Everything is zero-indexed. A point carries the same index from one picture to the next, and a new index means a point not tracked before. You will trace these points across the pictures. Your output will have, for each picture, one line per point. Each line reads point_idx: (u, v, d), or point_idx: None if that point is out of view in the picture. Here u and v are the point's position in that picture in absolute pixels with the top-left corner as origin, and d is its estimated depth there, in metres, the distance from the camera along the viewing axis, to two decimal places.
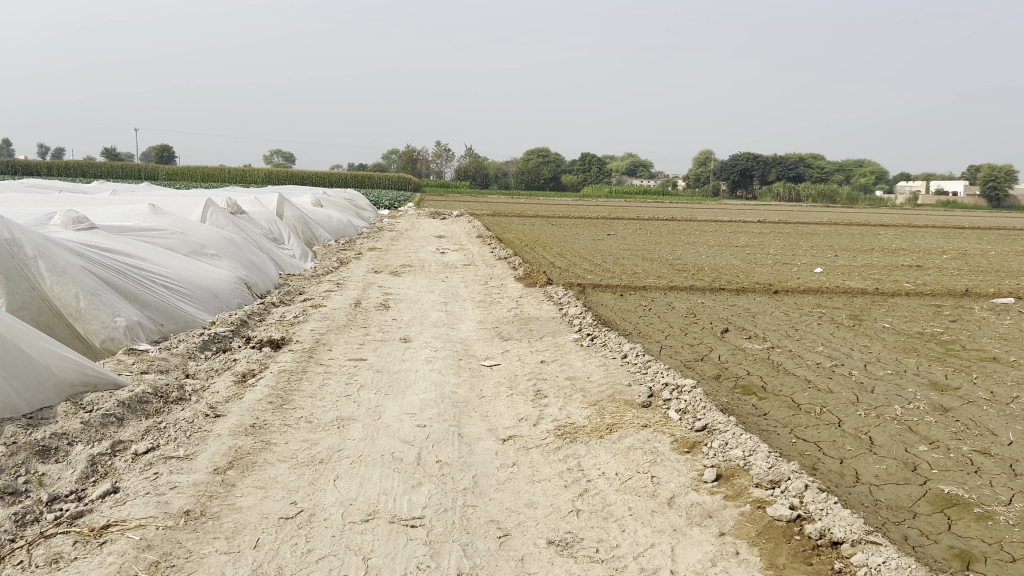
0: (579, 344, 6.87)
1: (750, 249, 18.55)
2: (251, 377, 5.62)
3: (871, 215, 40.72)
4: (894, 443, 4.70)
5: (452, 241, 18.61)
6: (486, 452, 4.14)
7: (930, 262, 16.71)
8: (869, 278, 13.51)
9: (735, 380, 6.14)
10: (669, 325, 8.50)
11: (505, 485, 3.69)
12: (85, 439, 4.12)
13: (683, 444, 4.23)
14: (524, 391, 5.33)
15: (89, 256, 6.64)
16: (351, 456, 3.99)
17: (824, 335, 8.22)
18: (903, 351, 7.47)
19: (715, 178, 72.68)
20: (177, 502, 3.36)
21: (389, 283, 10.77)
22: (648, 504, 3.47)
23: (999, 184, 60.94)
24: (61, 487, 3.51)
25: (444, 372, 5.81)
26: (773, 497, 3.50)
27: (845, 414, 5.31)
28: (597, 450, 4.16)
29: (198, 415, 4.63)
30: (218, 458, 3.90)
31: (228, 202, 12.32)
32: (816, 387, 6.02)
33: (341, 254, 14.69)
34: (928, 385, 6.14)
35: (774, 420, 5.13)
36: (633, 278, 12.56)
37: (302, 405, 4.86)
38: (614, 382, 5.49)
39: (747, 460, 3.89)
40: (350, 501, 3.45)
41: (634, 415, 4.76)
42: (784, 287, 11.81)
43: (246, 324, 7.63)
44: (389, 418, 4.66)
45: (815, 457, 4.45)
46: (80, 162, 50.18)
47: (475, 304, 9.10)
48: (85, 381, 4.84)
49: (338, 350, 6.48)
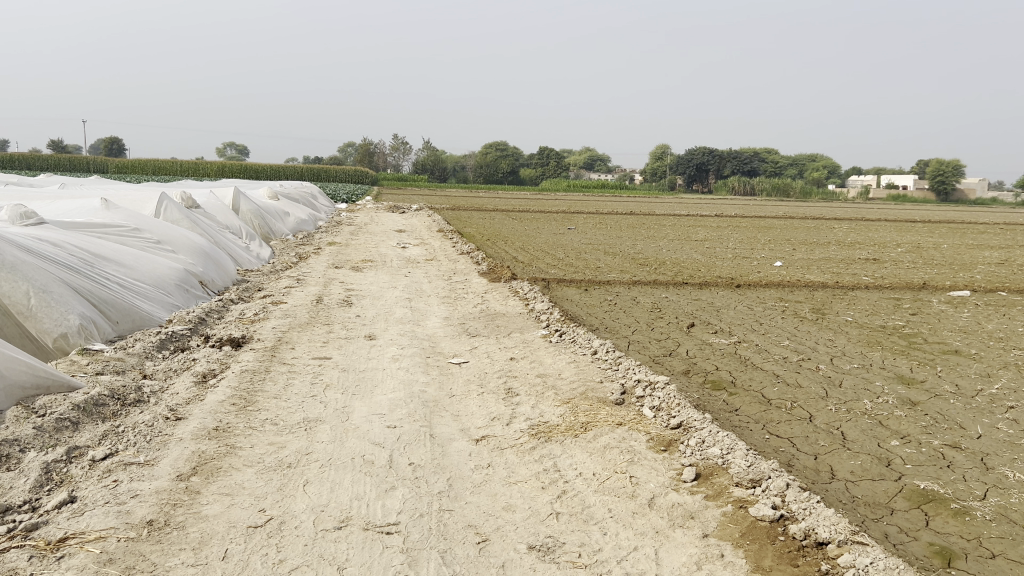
0: (548, 340, 6.79)
1: (711, 243, 18.68)
2: (213, 377, 5.44)
3: (825, 208, 41.52)
4: (867, 438, 4.71)
5: (412, 235, 18.44)
6: (459, 454, 4.04)
7: (887, 255, 16.98)
8: (827, 272, 13.69)
9: (705, 376, 6.11)
10: (635, 320, 8.48)
11: (481, 488, 3.60)
12: (38, 445, 3.93)
13: (659, 442, 4.18)
14: (494, 389, 5.23)
15: (39, 252, 6.38)
16: (321, 459, 3.86)
17: (789, 329, 8.26)
18: (868, 345, 7.54)
19: (672, 172, 73.27)
20: (139, 512, 3.20)
21: (351, 279, 10.58)
22: (628, 505, 3.40)
23: (948, 179, 62.38)
24: (13, 498, 3.33)
25: (412, 371, 5.68)
26: (755, 496, 3.46)
27: (816, 409, 5.31)
28: (573, 449, 4.09)
29: (157, 418, 4.45)
30: (182, 463, 3.74)
31: (183, 196, 12.00)
32: (785, 381, 6.02)
33: (300, 248, 14.44)
34: (895, 379, 6.19)
35: (746, 416, 5.11)
36: (597, 272, 12.54)
37: (266, 407, 4.71)
38: (585, 380, 5.43)
39: (726, 459, 3.85)
40: (322, 508, 3.32)
41: (608, 413, 4.69)
42: (746, 281, 11.89)
43: (205, 322, 7.42)
44: (358, 419, 4.54)
45: (789, 453, 4.43)
46: (28, 154, 48.97)
47: (440, 300, 8.97)
48: (37, 383, 4.64)
49: (301, 349, 6.32)
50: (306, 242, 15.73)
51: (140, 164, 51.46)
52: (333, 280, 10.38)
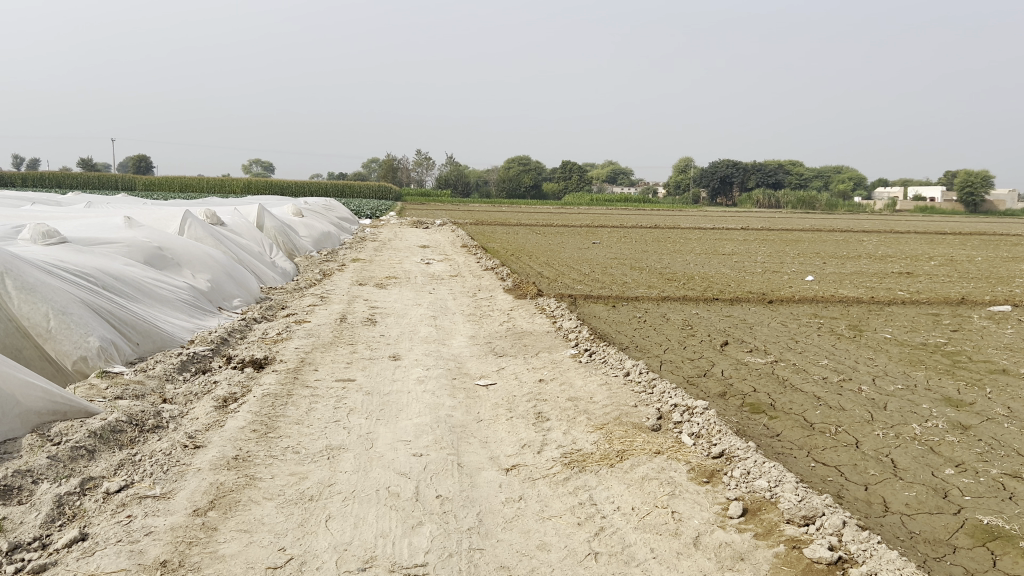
0: (577, 360, 6.58)
1: (738, 257, 18.39)
2: (234, 401, 5.26)
3: (852, 221, 41.14)
4: (919, 467, 4.45)
5: (436, 250, 18.35)
6: (490, 485, 3.83)
7: (920, 268, 16.60)
8: (861, 286, 13.39)
9: (742, 398, 5.86)
10: (666, 338, 8.24)
11: (513, 524, 3.39)
12: (51, 476, 3.76)
13: (702, 473, 3.95)
14: (524, 414, 5.02)
15: (59, 273, 6.27)
16: (344, 492, 3.67)
17: (826, 347, 8.00)
18: (909, 364, 7.25)
19: (695, 185, 72.99)
20: (152, 551, 3.03)
21: (375, 297, 10.41)
22: (672, 544, 3.18)
23: (976, 189, 61.52)
24: (22, 534, 3.17)
25: (438, 394, 5.48)
26: (808, 535, 3.23)
27: (862, 434, 5.04)
28: (609, 480, 3.87)
29: (175, 446, 4.28)
30: (199, 497, 3.56)
31: (208, 213, 11.93)
32: (828, 404, 5.75)
33: (324, 265, 14.34)
34: (942, 401, 5.90)
35: (789, 442, 4.86)
36: (624, 288, 12.31)
37: (288, 434, 4.52)
38: (618, 404, 5.20)
39: (775, 493, 3.60)
40: (344, 547, 3.13)
41: (645, 440, 4.46)
42: (778, 296, 11.62)
43: (227, 343, 7.27)
44: (383, 447, 4.35)
45: (837, 482, 4.19)
46: (59, 172, 49.79)
47: (465, 319, 8.77)
48: (54, 410, 4.48)
49: (324, 370, 6.15)
50: (329, 259, 15.62)
51: (167, 182, 52.07)
52: (357, 298, 10.22)
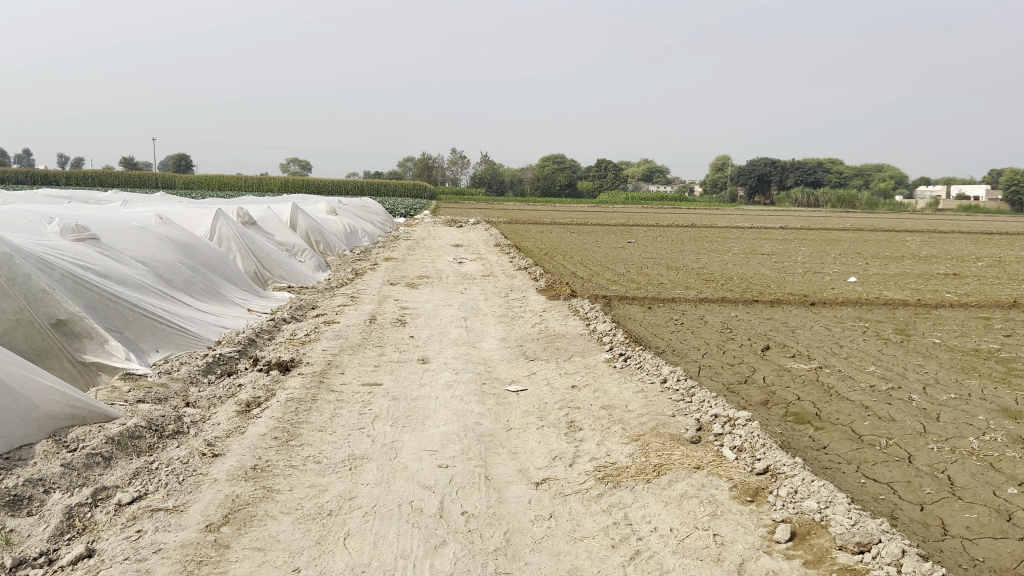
0: (612, 365, 6.34)
1: (778, 257, 17.92)
2: (257, 406, 5.10)
3: (893, 220, 40.08)
4: (979, 485, 4.15)
5: (468, 249, 18.10)
6: (518, 501, 3.62)
7: (967, 269, 16.09)
8: (906, 287, 12.95)
9: (786, 407, 5.58)
10: (704, 342, 7.96)
11: (542, 545, 3.18)
12: (64, 485, 3.62)
13: (745, 491, 3.71)
14: (556, 422, 4.80)
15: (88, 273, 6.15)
16: (365, 507, 3.48)
17: (872, 352, 7.66)
18: (962, 371, 6.89)
19: (732, 183, 72.18)
20: (160, 571, 2.87)
21: (406, 296, 10.25)
22: (714, 571, 2.95)
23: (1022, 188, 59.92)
24: (28, 549, 3.03)
25: (466, 400, 5.29)
26: (864, 565, 2.99)
27: (915, 447, 4.75)
28: (645, 498, 3.64)
29: (193, 454, 4.13)
30: (213, 510, 3.39)
31: (240, 213, 11.82)
32: (877, 415, 5.44)
33: (356, 264, 14.22)
34: (999, 413, 5.56)
35: (836, 456, 4.58)
36: (660, 288, 12.02)
37: (310, 442, 4.36)
38: (655, 413, 4.95)
39: (825, 515, 3.36)
40: (362, 568, 2.94)
41: (684, 454, 4.22)
42: (820, 298, 11.24)
43: (254, 343, 7.13)
44: (408, 457, 4.16)
45: (890, 502, 3.91)
46: (99, 172, 50.73)
47: (497, 320, 8.56)
48: (74, 414, 4.36)
49: (351, 374, 5.99)
50: (361, 257, 15.49)
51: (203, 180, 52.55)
52: (387, 299, 10.06)
